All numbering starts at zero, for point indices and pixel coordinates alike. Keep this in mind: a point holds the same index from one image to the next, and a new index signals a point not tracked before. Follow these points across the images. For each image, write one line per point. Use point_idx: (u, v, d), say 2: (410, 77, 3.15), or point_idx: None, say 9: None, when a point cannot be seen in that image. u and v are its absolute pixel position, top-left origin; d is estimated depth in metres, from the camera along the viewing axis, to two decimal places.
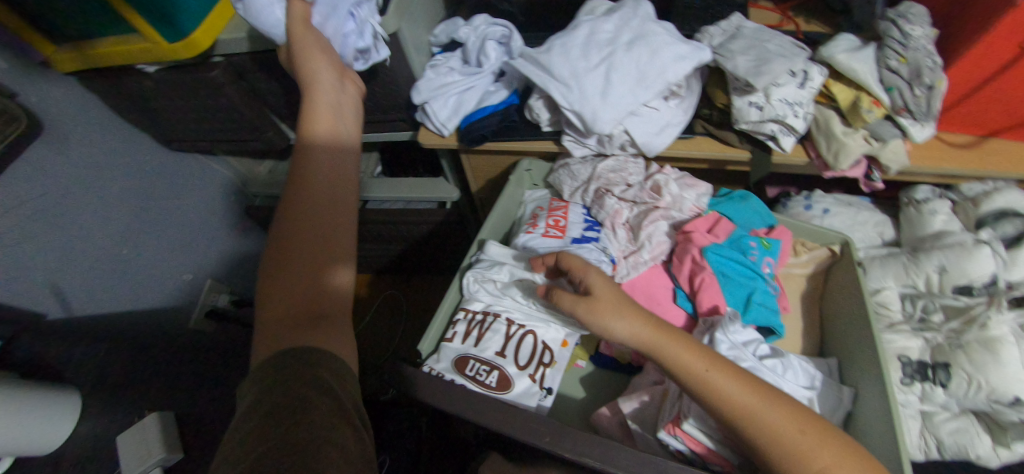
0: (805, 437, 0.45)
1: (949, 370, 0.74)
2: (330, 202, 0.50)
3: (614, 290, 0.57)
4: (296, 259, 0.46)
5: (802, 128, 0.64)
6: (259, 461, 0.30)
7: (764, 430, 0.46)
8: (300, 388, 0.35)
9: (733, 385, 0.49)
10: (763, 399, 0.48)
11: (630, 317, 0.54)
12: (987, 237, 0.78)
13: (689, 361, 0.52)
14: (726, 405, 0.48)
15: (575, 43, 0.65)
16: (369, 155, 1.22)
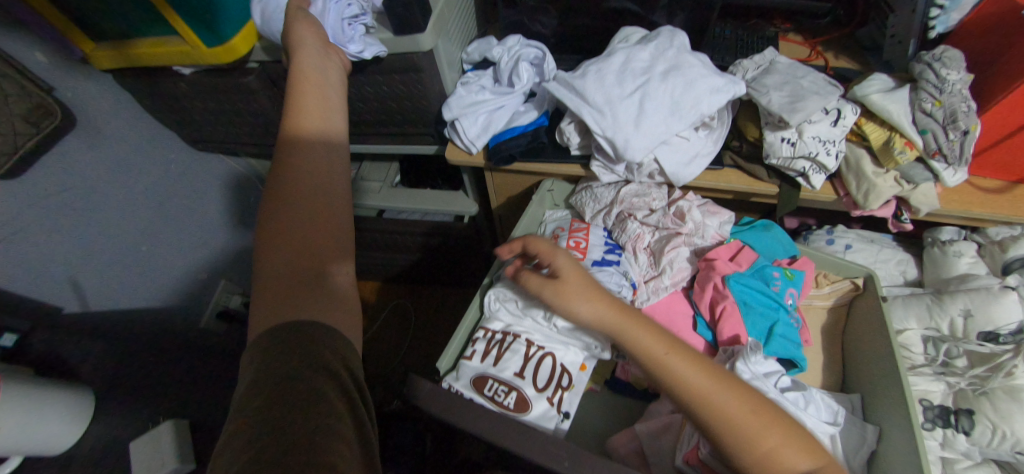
0: (757, 418, 0.46)
1: (973, 417, 0.73)
2: (324, 188, 0.50)
3: (579, 271, 0.57)
4: (288, 241, 0.47)
5: (833, 166, 0.65)
6: (247, 420, 0.32)
7: (719, 412, 0.46)
8: (282, 359, 0.37)
9: (691, 369, 0.49)
10: (718, 381, 0.48)
11: (592, 298, 0.54)
12: (1015, 283, 0.77)
13: (649, 343, 0.51)
14: (682, 390, 0.48)
15: (610, 71, 0.66)
16: (389, 165, 1.20)
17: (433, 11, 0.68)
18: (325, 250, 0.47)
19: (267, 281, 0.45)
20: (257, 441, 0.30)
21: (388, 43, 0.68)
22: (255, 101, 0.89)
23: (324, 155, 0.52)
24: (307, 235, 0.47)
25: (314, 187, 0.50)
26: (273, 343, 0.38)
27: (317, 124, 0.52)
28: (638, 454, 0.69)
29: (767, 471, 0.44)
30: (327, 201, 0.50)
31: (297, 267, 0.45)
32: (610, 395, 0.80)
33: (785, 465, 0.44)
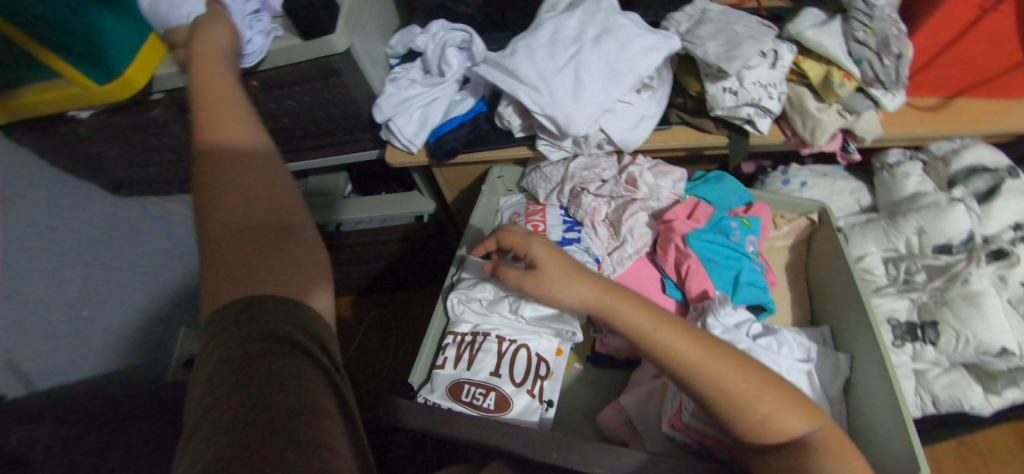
0: (751, 384, 0.44)
1: (937, 328, 0.76)
2: (262, 176, 0.43)
3: (554, 255, 0.56)
4: (222, 239, 0.38)
5: (778, 109, 0.64)
6: (230, 423, 0.26)
7: (710, 380, 0.44)
8: (261, 349, 0.31)
9: (680, 340, 0.47)
10: (708, 349, 0.46)
11: (568, 280, 0.53)
12: (959, 195, 0.80)
13: (632, 318, 0.50)
14: (674, 363, 0.46)
15: (540, 44, 0.62)
16: (337, 174, 1.13)
17: (342, 7, 0.63)
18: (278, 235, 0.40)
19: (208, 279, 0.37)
20: (236, 432, 0.26)
21: (299, 50, 0.63)
22: (172, 132, 0.82)
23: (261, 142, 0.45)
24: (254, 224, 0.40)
25: (252, 174, 0.43)
26: (232, 315, 0.33)
27: (246, 117, 0.46)
28: (628, 427, 0.69)
29: (762, 436, 0.43)
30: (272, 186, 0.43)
31: (252, 253, 0.38)
32: (595, 371, 0.79)
33: (780, 428, 0.43)
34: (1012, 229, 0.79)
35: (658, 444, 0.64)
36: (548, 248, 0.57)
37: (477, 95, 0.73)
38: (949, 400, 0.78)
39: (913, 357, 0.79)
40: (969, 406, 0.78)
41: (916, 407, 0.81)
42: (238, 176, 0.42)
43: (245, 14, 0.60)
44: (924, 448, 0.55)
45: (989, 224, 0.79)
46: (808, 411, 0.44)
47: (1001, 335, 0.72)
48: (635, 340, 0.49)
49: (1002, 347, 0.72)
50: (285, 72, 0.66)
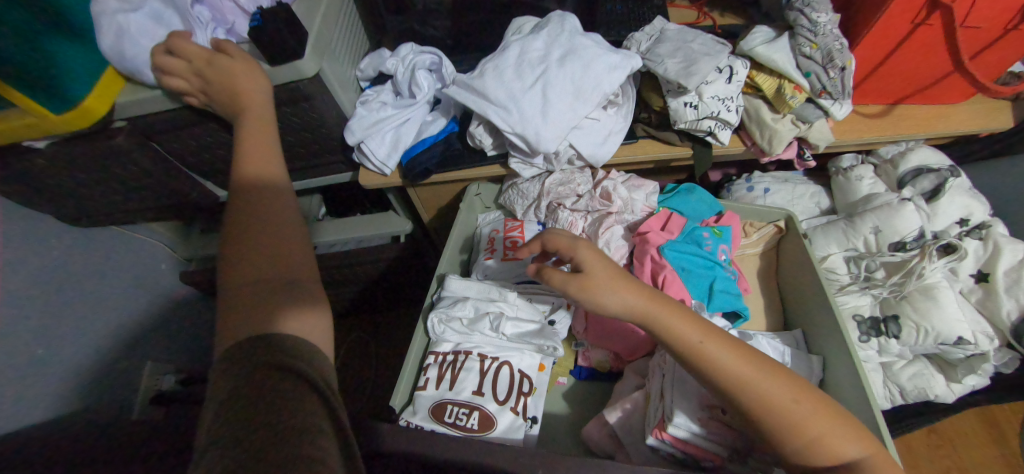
0: (798, 404, 0.49)
1: (898, 322, 0.80)
2: (270, 212, 0.50)
3: (608, 266, 0.55)
4: (245, 284, 0.44)
5: (736, 120, 0.67)
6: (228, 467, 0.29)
7: (758, 398, 0.49)
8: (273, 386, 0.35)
9: (728, 356, 0.52)
10: (757, 368, 0.51)
11: (626, 292, 0.54)
12: (910, 194, 0.85)
13: (687, 333, 0.53)
14: (723, 377, 0.51)
15: (508, 66, 0.64)
16: (309, 197, 1.12)
17: (310, 33, 0.64)
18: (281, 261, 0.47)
19: (225, 306, 0.43)
20: None
21: (267, 76, 0.63)
22: (136, 162, 0.80)
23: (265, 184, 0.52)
24: (260, 253, 0.46)
25: (260, 211, 0.50)
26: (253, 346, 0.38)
27: (257, 162, 0.53)
28: (613, 438, 0.69)
29: (806, 451, 0.48)
30: (277, 221, 0.50)
31: (263, 289, 0.44)
32: (577, 383, 0.80)
33: (824, 444, 0.47)
34: (958, 224, 0.84)
35: (643, 454, 0.65)
36: (603, 258, 0.56)
37: (448, 116, 0.74)
38: (915, 390, 0.81)
39: (879, 350, 0.82)
40: (933, 395, 0.81)
41: (884, 399, 0.84)
42: (248, 214, 0.49)
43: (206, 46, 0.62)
44: (893, 439, 0.58)
45: (936, 222, 0.84)
46: (850, 432, 0.49)
47: (957, 325, 0.76)
48: (686, 354, 0.52)
49: (959, 337, 0.76)
50: None
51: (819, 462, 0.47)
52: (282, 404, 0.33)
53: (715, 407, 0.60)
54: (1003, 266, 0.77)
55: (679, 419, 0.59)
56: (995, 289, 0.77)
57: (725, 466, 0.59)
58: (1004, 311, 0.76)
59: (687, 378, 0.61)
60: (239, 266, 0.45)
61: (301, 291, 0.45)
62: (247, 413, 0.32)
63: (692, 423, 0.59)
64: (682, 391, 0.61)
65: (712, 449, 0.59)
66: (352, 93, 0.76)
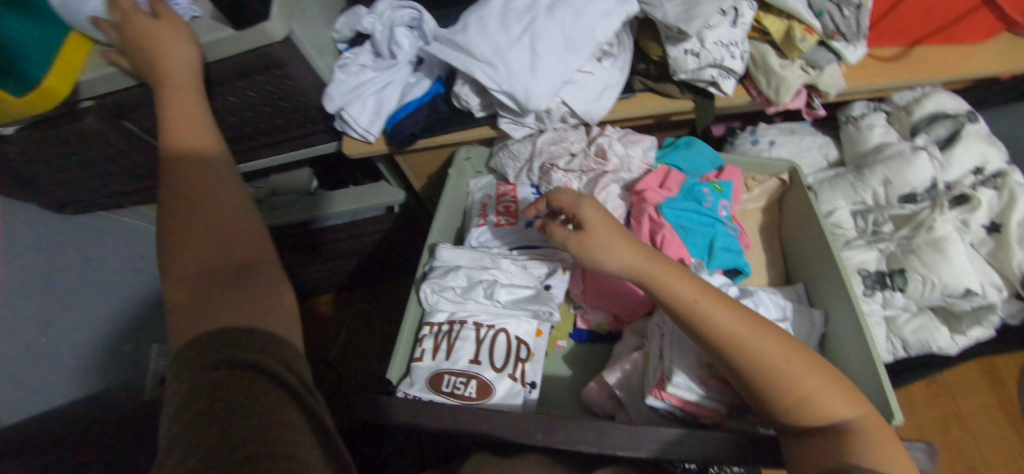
0: (791, 365, 0.47)
1: (905, 275, 0.78)
2: (208, 191, 0.44)
3: (608, 222, 0.56)
4: (197, 267, 0.39)
5: (740, 68, 0.63)
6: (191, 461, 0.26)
7: (749, 357, 0.48)
8: (230, 377, 0.30)
9: (721, 314, 0.50)
10: (751, 328, 0.49)
11: (623, 247, 0.54)
12: (923, 143, 0.81)
13: (679, 290, 0.52)
14: (715, 335, 0.49)
15: (492, 17, 0.60)
16: (299, 170, 1.05)
17: None
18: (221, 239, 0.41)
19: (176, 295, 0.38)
20: None
21: (232, 40, 0.59)
22: (109, 142, 0.76)
23: (205, 155, 0.47)
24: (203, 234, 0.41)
25: (202, 185, 0.44)
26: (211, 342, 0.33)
27: (186, 140, 0.48)
28: (613, 399, 0.70)
29: (800, 416, 0.45)
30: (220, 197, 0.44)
31: (219, 275, 0.38)
32: (576, 347, 0.80)
33: (820, 410, 0.45)
34: (973, 173, 0.80)
35: (642, 414, 0.65)
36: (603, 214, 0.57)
37: (432, 76, 0.69)
38: (918, 343, 0.80)
39: (883, 304, 0.81)
40: (936, 348, 0.80)
41: (887, 352, 0.84)
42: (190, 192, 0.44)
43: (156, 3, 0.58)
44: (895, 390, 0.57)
45: (950, 171, 0.80)
46: (848, 396, 0.46)
47: (966, 277, 0.74)
48: (677, 311, 0.52)
49: (966, 288, 0.74)
50: (221, 66, 0.62)
51: (807, 425, 0.45)
52: (247, 378, 0.30)
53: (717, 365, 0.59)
54: (1017, 216, 0.74)
55: (679, 379, 0.58)
56: (1007, 240, 0.74)
57: (724, 423, 0.59)
58: (1015, 261, 0.73)
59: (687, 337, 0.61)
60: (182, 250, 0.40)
61: (257, 280, 0.39)
62: (221, 391, 0.29)
63: (693, 383, 0.58)
64: (684, 348, 0.60)
65: (712, 407, 0.58)
66: (328, 55, 0.71)
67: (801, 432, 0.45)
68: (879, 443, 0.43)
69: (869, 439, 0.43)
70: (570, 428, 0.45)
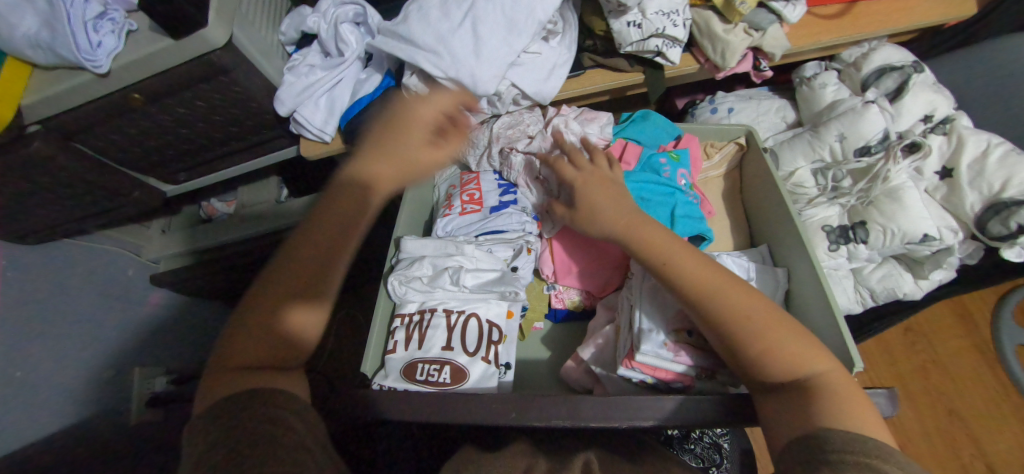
0: (760, 319, 0.49)
1: (866, 227, 0.80)
2: (311, 253, 0.47)
3: (601, 187, 0.64)
4: (278, 287, 0.45)
5: (684, 36, 0.63)
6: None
7: (720, 311, 0.50)
8: (255, 424, 0.36)
9: (694, 270, 0.53)
10: (725, 284, 0.52)
11: (612, 207, 0.62)
12: (873, 97, 0.83)
13: (657, 248, 0.56)
14: (687, 288, 0.53)
15: (432, 5, 0.60)
16: (267, 180, 1.05)
17: None
18: (290, 303, 0.45)
19: (253, 299, 0.46)
20: None
21: (172, 50, 0.58)
22: None
23: (323, 208, 0.49)
24: (286, 294, 0.45)
25: (309, 244, 0.47)
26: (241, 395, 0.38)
27: (367, 159, 0.51)
28: (589, 374, 0.71)
29: (766, 367, 0.47)
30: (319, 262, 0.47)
31: (278, 311, 0.45)
32: (553, 328, 0.80)
33: (787, 362, 0.46)
34: (923, 121, 0.82)
35: (616, 385, 0.66)
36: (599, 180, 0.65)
37: (382, 71, 0.70)
38: (885, 291, 0.82)
39: (848, 257, 0.83)
40: (902, 294, 0.82)
41: (856, 303, 0.86)
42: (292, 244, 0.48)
43: (88, 19, 0.57)
44: (855, 341, 0.59)
45: (902, 121, 0.82)
46: (820, 352, 0.47)
47: (922, 223, 0.76)
48: (655, 267, 0.56)
49: (924, 233, 0.76)
50: (165, 77, 0.61)
51: (777, 380, 0.46)
52: (277, 399, 0.39)
53: (683, 330, 0.61)
54: (966, 159, 0.76)
55: (647, 347, 0.60)
56: (958, 184, 0.76)
57: (694, 385, 0.61)
58: (968, 204, 0.75)
59: (653, 307, 0.63)
60: (260, 304, 0.45)
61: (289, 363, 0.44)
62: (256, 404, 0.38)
63: (661, 349, 0.60)
64: (651, 317, 0.62)
65: (684, 372, 0.60)
66: (276, 59, 0.71)
67: (770, 385, 0.46)
68: (845, 397, 0.43)
69: (834, 393, 0.44)
70: (542, 406, 0.46)
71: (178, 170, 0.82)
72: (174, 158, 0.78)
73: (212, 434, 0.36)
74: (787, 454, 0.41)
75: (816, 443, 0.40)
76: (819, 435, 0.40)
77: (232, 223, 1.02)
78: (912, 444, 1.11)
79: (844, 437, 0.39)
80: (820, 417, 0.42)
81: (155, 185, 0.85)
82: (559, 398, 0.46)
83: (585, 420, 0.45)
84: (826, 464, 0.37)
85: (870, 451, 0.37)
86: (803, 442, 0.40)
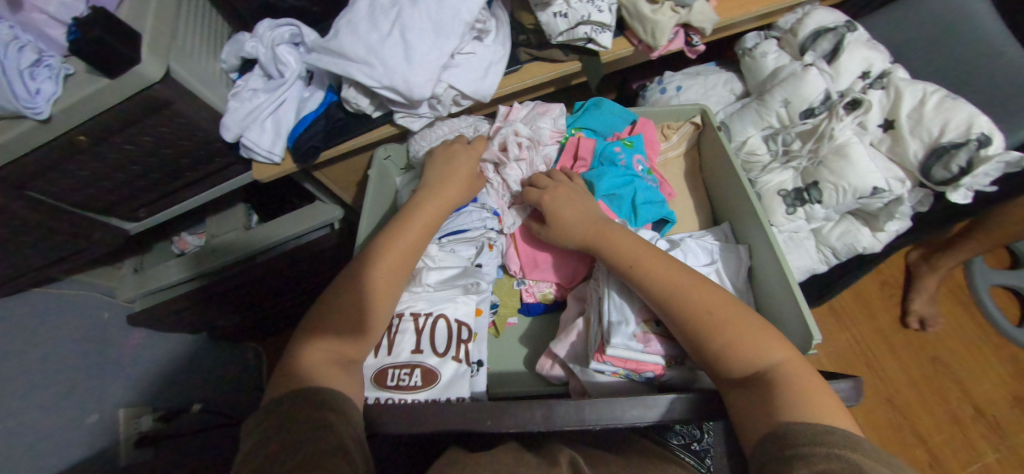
0: (717, 316, 0.53)
1: (819, 187, 0.81)
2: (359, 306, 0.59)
3: (571, 203, 0.69)
4: (340, 304, 0.58)
5: (611, 21, 0.65)
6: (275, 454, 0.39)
7: (684, 312, 0.55)
8: (298, 417, 0.43)
9: (657, 274, 0.58)
10: (687, 286, 0.57)
11: (580, 220, 0.68)
12: (812, 60, 0.84)
13: (623, 255, 0.62)
14: (654, 290, 0.58)
15: (360, 18, 0.62)
16: (235, 208, 1.05)
17: (141, 34, 0.59)
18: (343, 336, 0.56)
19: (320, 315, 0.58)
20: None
21: (111, 90, 0.59)
22: None
23: (378, 251, 0.63)
24: (338, 333, 0.56)
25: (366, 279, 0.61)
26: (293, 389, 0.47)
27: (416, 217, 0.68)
28: (563, 366, 0.71)
29: (730, 361, 0.50)
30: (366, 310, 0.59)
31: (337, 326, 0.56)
32: (528, 321, 0.81)
33: (749, 356, 0.50)
34: (861, 79, 0.83)
35: (593, 379, 0.66)
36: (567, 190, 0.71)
37: (323, 87, 0.75)
38: (846, 247, 0.85)
39: (807, 218, 0.85)
40: (862, 248, 0.84)
41: (821, 262, 0.88)
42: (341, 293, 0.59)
43: (23, 67, 0.56)
44: (809, 308, 0.62)
45: (841, 80, 0.84)
46: (777, 344, 0.51)
47: (871, 176, 0.77)
48: (623, 273, 0.61)
49: (874, 187, 0.77)
50: (106, 117, 0.62)
51: (742, 375, 0.49)
52: (333, 404, 0.45)
53: (651, 321, 0.64)
54: (905, 110, 0.78)
55: (617, 340, 0.61)
56: (900, 133, 0.78)
57: (665, 373, 0.63)
58: (911, 152, 0.76)
59: (620, 300, 0.64)
60: (315, 338, 0.55)
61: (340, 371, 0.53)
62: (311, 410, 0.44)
63: (631, 341, 0.61)
64: (619, 310, 0.63)
65: (652, 360, 0.62)
66: (220, 88, 0.72)
67: (735, 382, 0.49)
68: (802, 385, 0.46)
69: (792, 383, 0.47)
70: (517, 412, 0.47)
71: (138, 206, 0.82)
72: (131, 194, 0.78)
73: (276, 435, 0.41)
74: (757, 450, 0.44)
75: (780, 436, 0.42)
76: (780, 428, 0.43)
77: (198, 253, 1.00)
78: (902, 396, 1.12)
79: (803, 429, 0.41)
80: (780, 409, 0.45)
81: (115, 223, 0.84)
82: (534, 403, 0.47)
83: (558, 423, 0.46)
84: (797, 458, 0.39)
85: (832, 441, 0.39)
86: (768, 438, 0.43)
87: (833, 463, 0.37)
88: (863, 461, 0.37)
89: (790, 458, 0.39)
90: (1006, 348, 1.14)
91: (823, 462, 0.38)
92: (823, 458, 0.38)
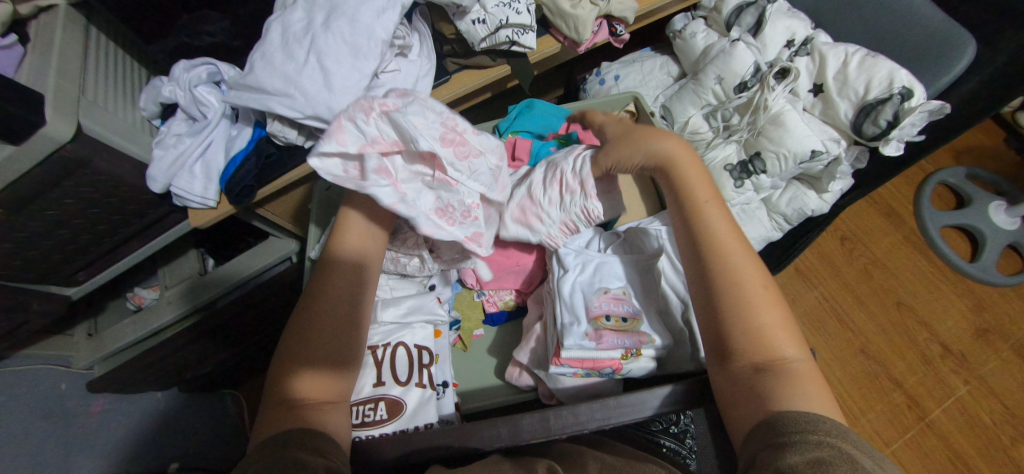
0: (765, 291, 0.51)
1: (762, 157, 0.83)
2: (337, 325, 0.52)
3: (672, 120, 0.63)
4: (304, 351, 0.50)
5: (530, 21, 0.70)
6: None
7: (736, 270, 0.52)
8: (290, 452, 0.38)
9: (721, 223, 0.56)
10: (743, 250, 0.54)
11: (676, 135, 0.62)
12: (737, 35, 0.86)
13: (697, 192, 0.58)
14: (705, 228, 0.55)
15: (274, 50, 0.65)
16: (186, 255, 1.01)
17: (43, 95, 0.56)
18: (315, 370, 0.49)
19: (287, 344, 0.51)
20: None
21: (20, 156, 0.55)
22: None
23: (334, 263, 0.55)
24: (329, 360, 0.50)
25: (331, 309, 0.53)
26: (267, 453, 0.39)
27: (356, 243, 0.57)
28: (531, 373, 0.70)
29: (756, 328, 0.49)
30: (345, 344, 0.52)
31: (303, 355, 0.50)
32: (494, 332, 0.81)
33: (774, 338, 0.49)
34: (787, 47, 0.86)
35: (558, 385, 0.65)
36: None
37: (250, 123, 0.76)
38: (795, 213, 0.87)
39: (755, 189, 0.87)
40: (811, 210, 0.86)
41: (775, 229, 0.91)
42: (319, 304, 0.53)
43: None
44: None
45: (768, 51, 0.87)
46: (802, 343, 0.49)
47: (808, 140, 0.79)
48: (686, 205, 0.58)
49: (812, 150, 0.79)
50: (22, 184, 0.58)
51: (756, 359, 0.47)
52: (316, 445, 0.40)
53: (603, 316, 0.62)
54: (830, 72, 0.80)
55: (570, 342, 0.61)
56: (830, 96, 0.80)
57: (625, 367, 0.61)
58: (842, 113, 0.79)
59: (570, 301, 0.65)
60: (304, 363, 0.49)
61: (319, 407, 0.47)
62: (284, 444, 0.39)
63: (583, 341, 0.61)
64: (571, 311, 0.64)
65: (607, 357, 0.60)
66: (141, 138, 0.70)
67: (746, 360, 0.48)
68: (808, 382, 0.46)
69: (806, 377, 0.46)
70: (486, 431, 0.47)
71: (77, 269, 0.78)
72: (67, 259, 0.74)
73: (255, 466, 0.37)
74: (751, 435, 0.43)
75: (777, 426, 0.41)
76: (779, 419, 0.42)
77: (158, 307, 0.93)
78: (875, 346, 1.14)
79: (801, 419, 0.41)
80: (779, 400, 0.44)
81: (54, 290, 0.79)
82: (500, 419, 0.47)
83: (524, 438, 0.46)
84: (788, 445, 0.39)
85: (828, 430, 0.39)
86: (766, 426, 0.42)
87: (827, 451, 0.37)
88: (854, 451, 0.38)
89: (780, 446, 0.39)
90: (964, 282, 1.19)
91: (816, 450, 0.37)
92: (816, 445, 0.38)
